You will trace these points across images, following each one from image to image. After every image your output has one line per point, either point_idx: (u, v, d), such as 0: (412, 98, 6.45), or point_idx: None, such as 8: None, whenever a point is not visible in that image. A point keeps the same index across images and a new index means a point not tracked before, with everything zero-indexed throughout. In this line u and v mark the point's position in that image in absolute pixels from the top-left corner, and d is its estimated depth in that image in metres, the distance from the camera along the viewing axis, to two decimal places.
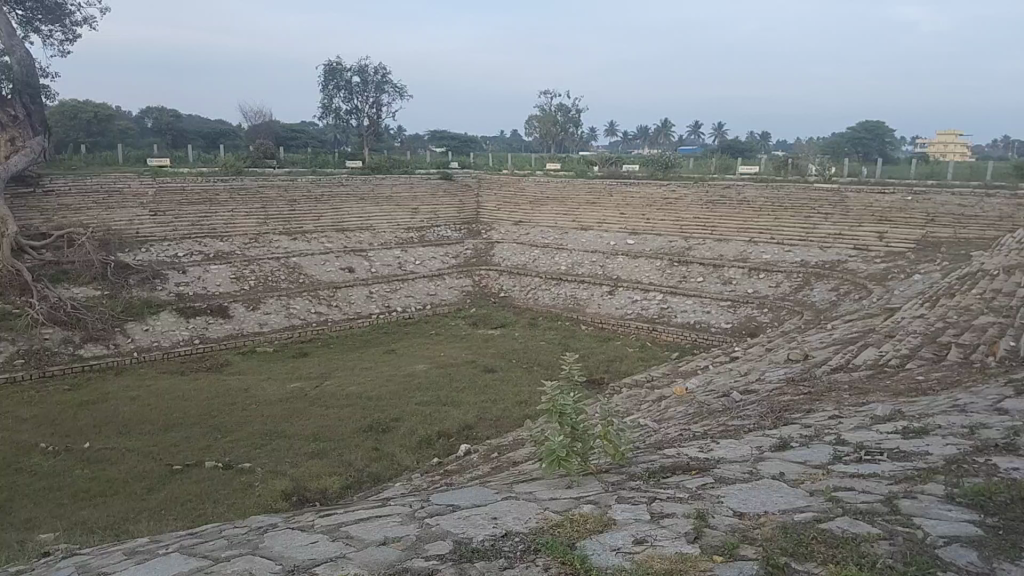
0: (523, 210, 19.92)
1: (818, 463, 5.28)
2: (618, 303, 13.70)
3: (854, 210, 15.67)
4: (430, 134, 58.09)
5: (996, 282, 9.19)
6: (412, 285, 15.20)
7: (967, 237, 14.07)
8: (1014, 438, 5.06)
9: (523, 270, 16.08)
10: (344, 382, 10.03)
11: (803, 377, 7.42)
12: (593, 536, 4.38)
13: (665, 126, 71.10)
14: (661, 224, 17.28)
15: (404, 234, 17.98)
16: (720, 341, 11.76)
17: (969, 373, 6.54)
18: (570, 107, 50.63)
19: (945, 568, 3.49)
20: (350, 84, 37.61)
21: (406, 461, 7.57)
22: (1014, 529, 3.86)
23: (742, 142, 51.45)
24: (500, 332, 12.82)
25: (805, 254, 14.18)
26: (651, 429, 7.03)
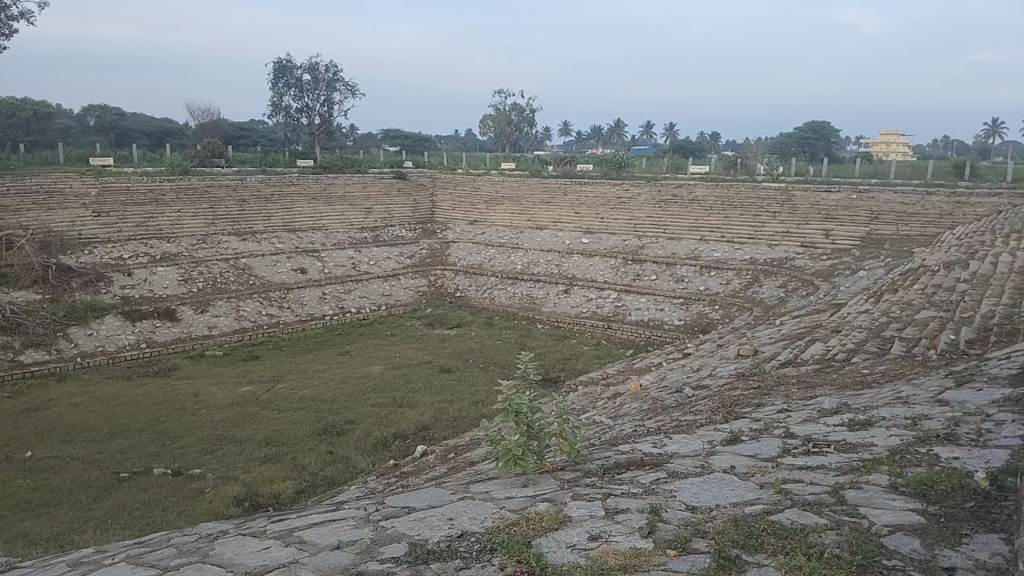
0: (478, 210, 19.91)
1: (768, 456, 5.38)
2: (574, 302, 13.76)
3: (801, 208, 16.04)
4: (384, 132, 57.69)
5: (937, 277, 9.51)
6: (366, 286, 15.04)
7: (909, 233, 14.52)
8: (955, 428, 5.22)
9: (479, 269, 16.05)
10: (297, 385, 9.87)
11: (753, 372, 7.55)
12: (549, 533, 4.38)
13: (617, 126, 72.02)
14: (615, 223, 17.44)
15: (358, 234, 17.78)
16: (673, 337, 11.90)
17: (912, 366, 6.73)
18: (524, 106, 50.79)
19: (889, 556, 3.57)
20: (300, 82, 37.15)
21: (361, 463, 7.48)
22: (955, 515, 3.96)
23: (692, 143, 52.44)
24: (456, 332, 12.76)
25: (755, 252, 14.46)
26: (606, 426, 7.07)
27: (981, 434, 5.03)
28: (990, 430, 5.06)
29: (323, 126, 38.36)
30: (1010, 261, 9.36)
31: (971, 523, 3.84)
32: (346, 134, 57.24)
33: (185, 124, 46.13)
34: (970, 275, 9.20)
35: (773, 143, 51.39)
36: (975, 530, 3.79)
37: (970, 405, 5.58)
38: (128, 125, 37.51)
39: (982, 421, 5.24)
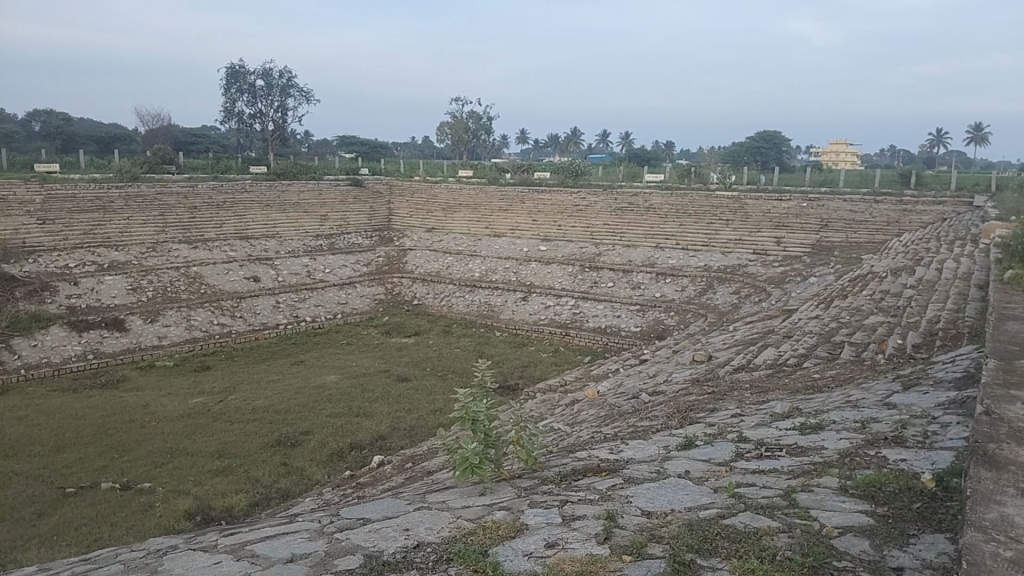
0: (435, 217, 19.88)
1: (722, 460, 5.43)
2: (531, 309, 13.79)
3: (753, 217, 16.41)
4: (340, 138, 57.17)
5: (884, 283, 9.76)
6: (322, 294, 14.87)
7: (857, 241, 14.91)
8: (902, 430, 5.33)
9: (436, 277, 16.00)
10: (251, 395, 9.69)
11: (707, 378, 7.64)
12: (505, 542, 4.35)
13: (573, 134, 72.36)
14: (572, 231, 17.56)
15: (313, 241, 17.57)
16: (630, 344, 11.99)
17: (861, 370, 6.88)
18: (481, 114, 50.85)
19: (839, 557, 3.62)
20: (253, 87, 36.74)
21: (316, 474, 7.37)
22: (902, 516, 4.03)
23: (647, 153, 53.37)
24: (414, 340, 12.68)
25: (708, 259, 14.67)
26: (563, 433, 7.08)
27: (927, 436, 5.14)
28: (935, 432, 5.18)
29: (277, 132, 38.20)
30: (953, 267, 9.65)
31: (918, 524, 3.90)
32: (302, 139, 56.82)
33: (135, 130, 45.21)
34: (915, 281, 9.46)
35: (727, 152, 52.48)
36: (922, 530, 3.85)
37: (916, 408, 5.71)
38: (74, 131, 36.78)
39: (928, 423, 5.36)
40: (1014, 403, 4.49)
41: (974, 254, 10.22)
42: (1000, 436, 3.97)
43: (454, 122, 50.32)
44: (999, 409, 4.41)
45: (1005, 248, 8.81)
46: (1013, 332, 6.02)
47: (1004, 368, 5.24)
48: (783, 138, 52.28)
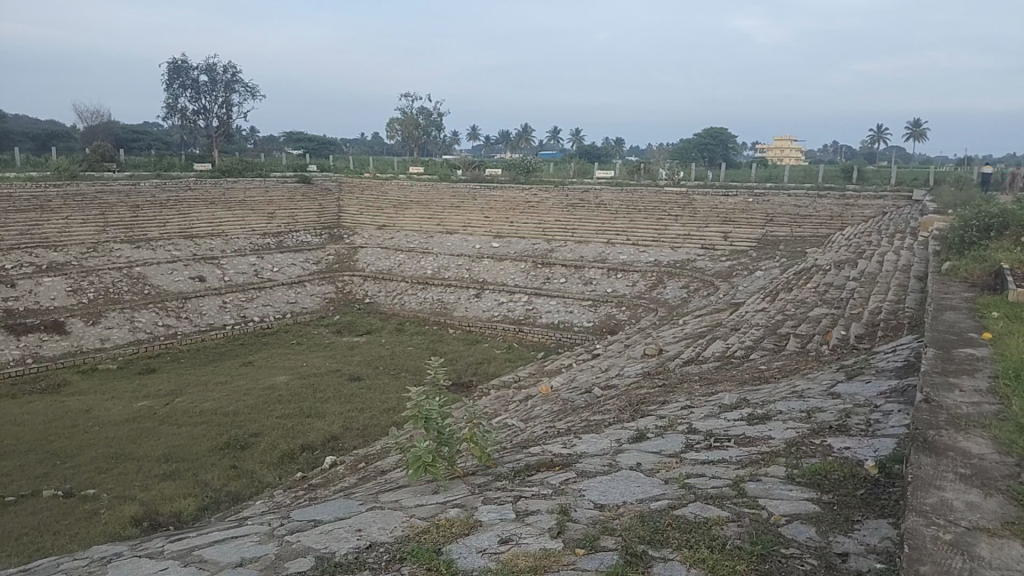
0: (386, 215, 19.74)
1: (673, 452, 5.49)
2: (484, 306, 13.76)
3: (701, 214, 16.76)
4: (287, 134, 56.32)
5: (829, 276, 9.99)
6: (270, 293, 14.62)
7: (802, 235, 15.25)
8: (846, 419, 5.45)
9: (388, 275, 15.85)
10: (198, 398, 9.48)
11: (658, 371, 7.73)
12: (459, 539, 4.32)
13: (524, 130, 72.95)
14: (524, 227, 17.60)
15: (260, 240, 17.26)
16: (582, 339, 12.04)
17: (806, 360, 7.03)
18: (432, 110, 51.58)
19: (787, 545, 3.67)
20: (197, 82, 36.03)
21: (266, 477, 7.24)
22: (847, 503, 4.11)
23: (597, 150, 54.23)
24: (365, 339, 12.53)
25: (658, 254, 14.82)
26: (517, 428, 7.07)
27: (870, 424, 5.27)
28: (878, 420, 5.31)
29: (222, 129, 37.63)
30: (895, 260, 9.93)
31: (862, 510, 3.99)
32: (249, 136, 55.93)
33: (72, 126, 43.91)
34: (858, 274, 9.71)
35: (677, 148, 53.61)
36: (866, 516, 3.93)
37: (859, 397, 5.85)
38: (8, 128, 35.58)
39: (871, 411, 5.50)
40: (950, 391, 4.63)
41: (914, 246, 10.53)
42: (939, 423, 4.08)
43: (404, 118, 50.06)
44: (937, 396, 4.54)
45: (941, 241, 9.11)
46: (950, 322, 6.21)
47: (942, 356, 5.39)
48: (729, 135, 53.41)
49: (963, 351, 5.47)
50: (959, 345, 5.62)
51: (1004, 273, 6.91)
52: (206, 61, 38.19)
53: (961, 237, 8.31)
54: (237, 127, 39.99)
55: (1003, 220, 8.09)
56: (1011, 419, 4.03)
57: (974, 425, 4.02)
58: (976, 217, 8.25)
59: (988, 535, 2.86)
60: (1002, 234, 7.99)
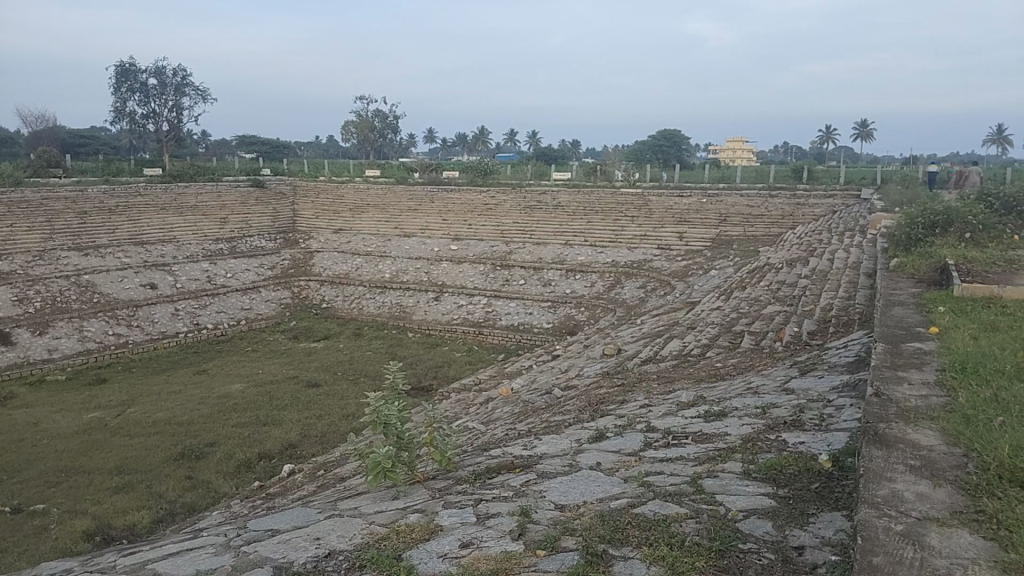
0: (342, 219, 19.60)
1: (632, 450, 5.53)
2: (444, 309, 13.72)
3: (656, 216, 16.99)
4: (240, 137, 55.43)
5: (781, 274, 10.19)
6: (224, 300, 14.39)
7: (755, 234, 15.55)
8: (800, 414, 5.55)
9: (346, 279, 15.72)
10: (150, 408, 9.28)
11: (617, 371, 7.79)
12: (419, 544, 4.29)
13: (480, 132, 73.17)
14: (483, 230, 17.64)
15: (213, 245, 16.99)
16: (542, 340, 12.07)
17: (761, 357, 7.16)
18: (388, 114, 51.31)
19: (744, 540, 3.70)
20: (147, 86, 35.39)
21: (223, 487, 7.12)
22: (802, 497, 4.18)
23: (555, 152, 54.72)
24: (323, 345, 12.41)
25: (615, 255, 14.95)
26: (478, 430, 7.06)
27: (823, 418, 5.37)
28: (831, 415, 5.41)
29: (173, 132, 37.05)
30: (844, 257, 10.17)
31: (816, 503, 4.06)
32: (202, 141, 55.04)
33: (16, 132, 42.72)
34: (809, 271, 9.91)
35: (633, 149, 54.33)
36: (820, 509, 4.00)
37: (813, 392, 5.97)
38: None
39: (824, 406, 5.60)
40: (900, 385, 4.74)
41: (862, 244, 10.80)
42: (889, 416, 4.18)
43: (360, 121, 49.75)
44: (887, 390, 4.64)
45: (889, 239, 9.35)
46: (898, 317, 6.36)
47: (891, 351, 5.53)
48: (684, 137, 54.33)
49: (911, 346, 5.62)
50: (907, 340, 5.76)
51: (949, 269, 7.12)
52: (156, 64, 37.56)
53: (908, 234, 8.53)
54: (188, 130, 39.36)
55: (947, 217, 8.32)
56: (958, 410, 4.14)
57: (923, 417, 4.12)
58: (921, 214, 8.48)
59: (938, 525, 2.92)
60: (947, 231, 8.22)
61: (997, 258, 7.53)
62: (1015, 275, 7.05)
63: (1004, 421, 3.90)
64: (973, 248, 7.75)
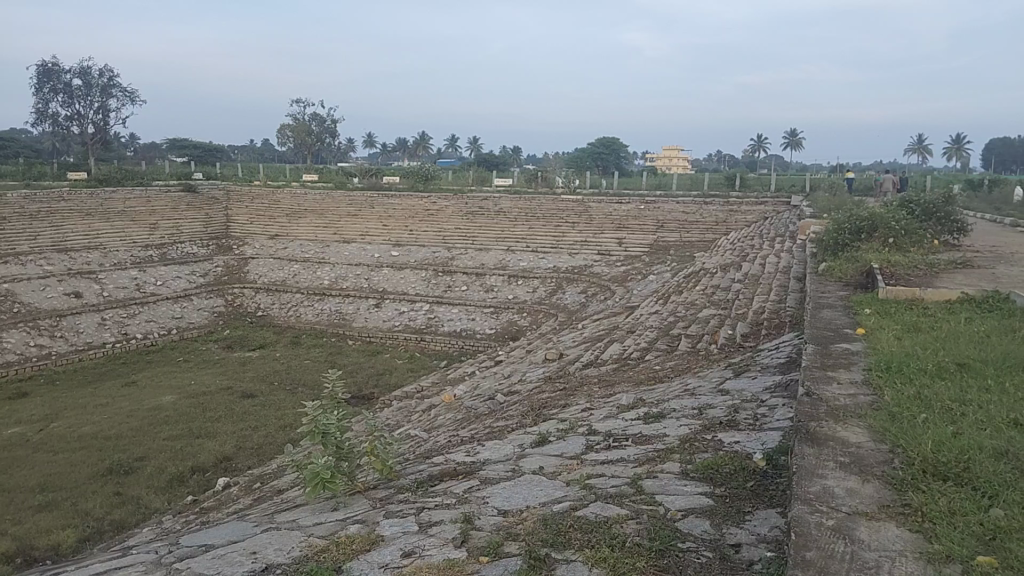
0: (278, 225, 19.21)
1: (573, 454, 5.57)
2: (384, 316, 13.56)
3: (596, 223, 17.21)
4: (169, 141, 53.75)
5: (716, 279, 10.45)
6: (153, 308, 13.92)
7: (691, 240, 15.92)
8: (735, 414, 5.70)
9: (282, 286, 15.38)
10: (75, 423, 8.88)
11: (559, 375, 7.84)
12: (360, 556, 4.22)
13: (419, 139, 72.89)
14: (424, 236, 17.56)
15: (141, 252, 16.43)
16: (485, 346, 12.00)
17: (697, 359, 7.33)
18: (325, 117, 50.62)
19: (682, 540, 3.75)
20: (70, 87, 34.05)
21: (154, 503, 6.86)
22: (738, 495, 4.27)
23: (495, 159, 55.02)
24: (258, 354, 12.09)
25: (556, 260, 15.06)
26: (420, 437, 6.99)
27: (757, 418, 5.51)
28: (764, 414, 5.56)
29: (98, 135, 35.74)
30: (776, 262, 10.51)
31: (751, 501, 4.15)
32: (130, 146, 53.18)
33: None
34: (743, 276, 10.19)
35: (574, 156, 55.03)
36: (756, 507, 4.09)
37: (746, 393, 6.12)
38: None
39: (757, 406, 5.76)
40: (829, 384, 4.91)
41: (792, 249, 11.17)
42: (820, 414, 4.32)
43: (296, 124, 48.78)
44: (818, 390, 4.80)
45: (817, 244, 9.69)
46: (828, 319, 6.59)
47: (821, 351, 5.73)
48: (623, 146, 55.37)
49: (839, 346, 5.83)
50: (836, 341, 5.98)
51: (874, 273, 7.42)
52: (81, 65, 36.21)
53: (836, 238, 8.86)
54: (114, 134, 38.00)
55: (872, 223, 8.62)
56: (883, 408, 4.31)
57: (851, 415, 4.27)
58: (848, 220, 8.80)
59: (867, 519, 3.03)
60: (872, 237, 8.55)
61: (917, 262, 7.89)
62: (934, 278, 7.40)
63: (926, 417, 4.08)
64: (896, 253, 8.11)
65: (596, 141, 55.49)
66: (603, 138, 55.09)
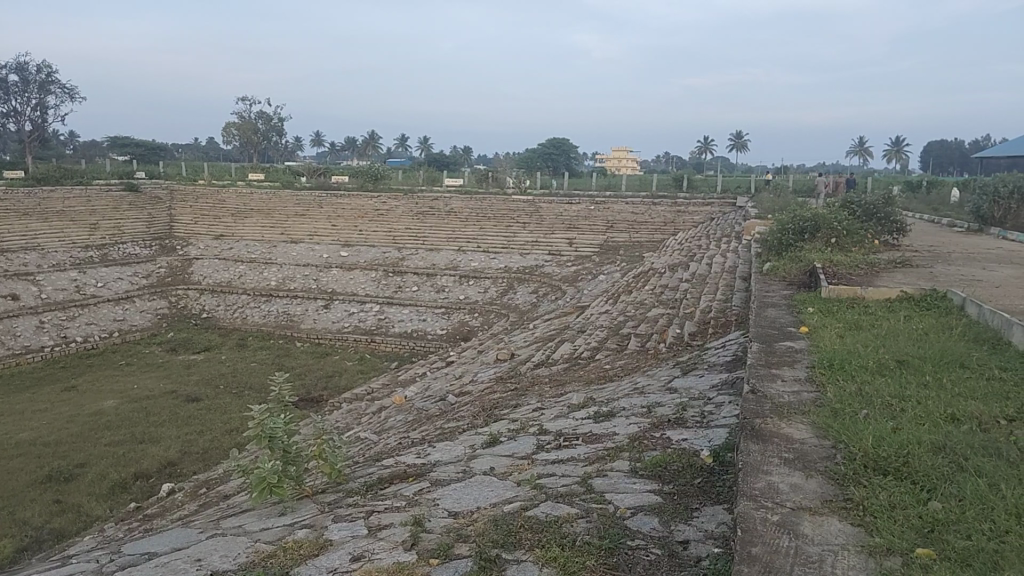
0: (224, 225, 18.89)
1: (524, 454, 5.58)
2: (334, 317, 13.43)
3: (547, 224, 17.31)
4: (112, 138, 52.39)
5: (664, 279, 10.58)
6: (94, 310, 13.57)
7: (640, 240, 16.12)
8: (683, 412, 5.77)
9: (228, 287, 15.12)
10: (12, 429, 8.61)
11: (510, 376, 7.86)
12: (308, 561, 4.16)
13: (371, 138, 72.36)
14: (374, 236, 17.45)
15: (81, 253, 16.00)
16: (436, 346, 11.96)
17: (646, 358, 7.41)
18: (273, 115, 50.00)
19: (631, 538, 3.77)
20: (5, 83, 32.99)
21: (96, 510, 6.69)
22: (685, 492, 4.32)
23: (447, 158, 55.01)
24: (203, 357, 11.87)
25: (506, 261, 15.10)
26: (370, 440, 6.94)
27: (704, 416, 5.59)
28: (711, 411, 5.65)
29: (35, 133, 34.73)
30: (722, 262, 10.69)
31: (699, 498, 4.20)
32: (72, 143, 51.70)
33: None
34: (690, 276, 10.35)
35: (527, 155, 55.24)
36: (703, 503, 4.14)
37: (694, 390, 6.21)
38: None
39: (705, 403, 5.84)
40: (775, 382, 5.00)
41: (737, 249, 11.38)
42: (764, 411, 4.39)
43: (245, 122, 48.00)
44: (762, 387, 4.89)
45: (762, 244, 9.89)
46: (773, 318, 6.72)
47: (766, 349, 5.84)
48: (572, 147, 55.90)
49: (784, 344, 5.95)
50: (780, 339, 6.10)
51: (817, 272, 7.60)
52: (18, 61, 35.15)
53: (780, 239, 9.04)
54: (52, 131, 36.91)
55: (814, 224, 8.83)
56: (826, 405, 4.40)
57: (795, 412, 4.36)
58: (792, 221, 8.99)
59: (811, 513, 3.08)
60: (815, 237, 8.76)
61: (859, 262, 8.10)
62: (875, 277, 7.60)
63: (866, 413, 4.18)
64: (838, 253, 8.31)
65: (550, 139, 55.70)
66: (557, 139, 55.44)
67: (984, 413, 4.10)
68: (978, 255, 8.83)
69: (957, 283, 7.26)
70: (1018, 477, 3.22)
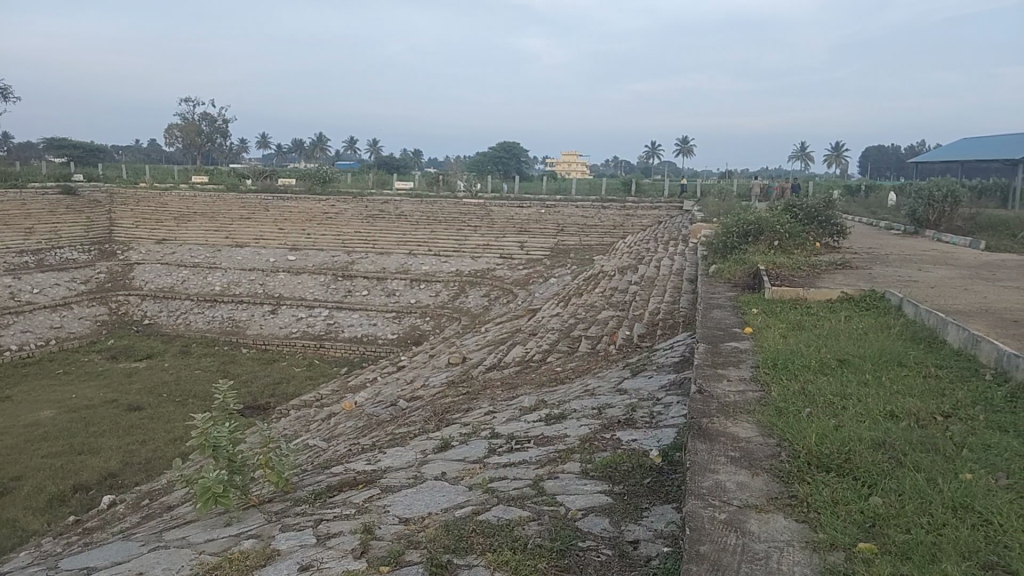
0: (166, 229, 18.42)
1: (476, 458, 5.59)
2: (283, 322, 13.21)
3: (498, 227, 17.34)
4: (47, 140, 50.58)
5: (613, 282, 10.69)
6: (30, 318, 13.09)
7: (590, 242, 16.27)
8: (633, 412, 5.85)
9: (172, 292, 14.75)
10: None
11: (461, 379, 7.85)
12: (254, 573, 4.08)
13: (320, 139, 71.41)
14: (322, 240, 17.24)
15: (15, 259, 15.41)
16: (387, 351, 11.87)
17: (597, 360, 7.49)
18: (218, 116, 49.01)
19: (582, 539, 3.79)
20: None
21: (32, 525, 6.45)
22: (635, 492, 4.37)
23: (399, 161, 54.73)
24: (146, 364, 11.56)
25: (459, 264, 15.08)
26: (320, 447, 6.85)
27: (654, 416, 5.67)
28: (660, 411, 5.73)
29: None
30: (669, 265, 10.87)
31: (648, 497, 4.26)
32: None
33: None
34: (639, 279, 10.49)
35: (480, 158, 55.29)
36: (653, 502, 4.20)
37: (644, 391, 6.30)
38: None
39: (654, 404, 5.93)
40: (721, 382, 5.10)
41: (684, 252, 11.58)
42: (711, 411, 4.48)
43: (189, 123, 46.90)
44: (709, 387, 4.99)
45: (708, 247, 10.09)
46: (719, 319, 6.86)
47: (713, 350, 5.96)
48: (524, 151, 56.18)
49: (730, 344, 6.08)
50: (726, 339, 6.23)
51: (761, 274, 7.78)
52: None
53: (725, 241, 9.21)
54: None
55: (758, 227, 9.05)
56: (771, 404, 4.51)
57: (740, 411, 4.45)
58: (736, 224, 9.19)
59: (756, 511, 3.14)
60: (758, 239, 8.98)
61: (801, 264, 8.32)
62: (816, 278, 7.82)
63: (810, 411, 4.29)
64: (781, 255, 8.53)
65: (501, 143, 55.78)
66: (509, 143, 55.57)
67: (920, 409, 4.25)
68: (913, 256, 9.15)
69: (895, 283, 7.51)
70: (952, 471, 3.35)
